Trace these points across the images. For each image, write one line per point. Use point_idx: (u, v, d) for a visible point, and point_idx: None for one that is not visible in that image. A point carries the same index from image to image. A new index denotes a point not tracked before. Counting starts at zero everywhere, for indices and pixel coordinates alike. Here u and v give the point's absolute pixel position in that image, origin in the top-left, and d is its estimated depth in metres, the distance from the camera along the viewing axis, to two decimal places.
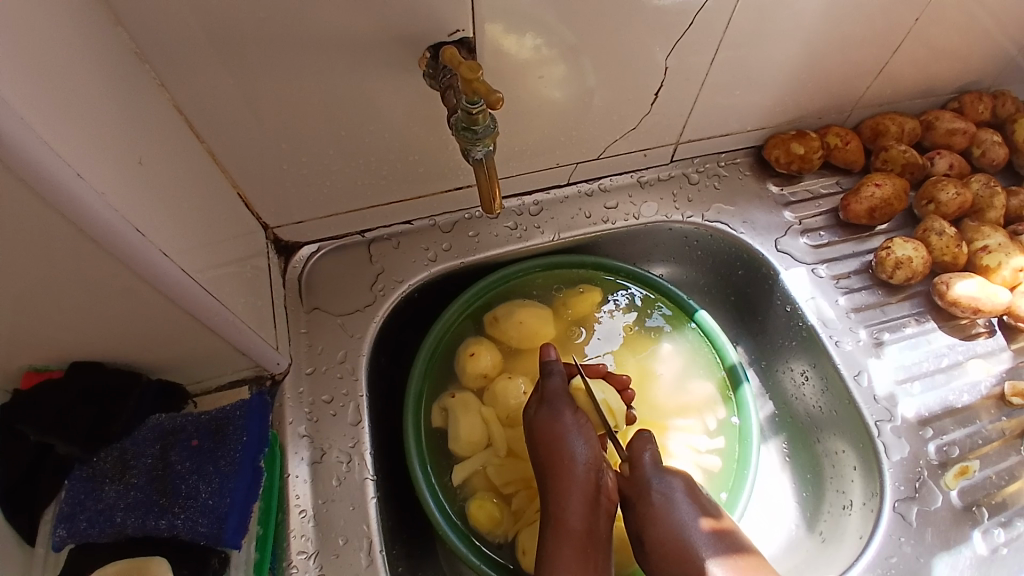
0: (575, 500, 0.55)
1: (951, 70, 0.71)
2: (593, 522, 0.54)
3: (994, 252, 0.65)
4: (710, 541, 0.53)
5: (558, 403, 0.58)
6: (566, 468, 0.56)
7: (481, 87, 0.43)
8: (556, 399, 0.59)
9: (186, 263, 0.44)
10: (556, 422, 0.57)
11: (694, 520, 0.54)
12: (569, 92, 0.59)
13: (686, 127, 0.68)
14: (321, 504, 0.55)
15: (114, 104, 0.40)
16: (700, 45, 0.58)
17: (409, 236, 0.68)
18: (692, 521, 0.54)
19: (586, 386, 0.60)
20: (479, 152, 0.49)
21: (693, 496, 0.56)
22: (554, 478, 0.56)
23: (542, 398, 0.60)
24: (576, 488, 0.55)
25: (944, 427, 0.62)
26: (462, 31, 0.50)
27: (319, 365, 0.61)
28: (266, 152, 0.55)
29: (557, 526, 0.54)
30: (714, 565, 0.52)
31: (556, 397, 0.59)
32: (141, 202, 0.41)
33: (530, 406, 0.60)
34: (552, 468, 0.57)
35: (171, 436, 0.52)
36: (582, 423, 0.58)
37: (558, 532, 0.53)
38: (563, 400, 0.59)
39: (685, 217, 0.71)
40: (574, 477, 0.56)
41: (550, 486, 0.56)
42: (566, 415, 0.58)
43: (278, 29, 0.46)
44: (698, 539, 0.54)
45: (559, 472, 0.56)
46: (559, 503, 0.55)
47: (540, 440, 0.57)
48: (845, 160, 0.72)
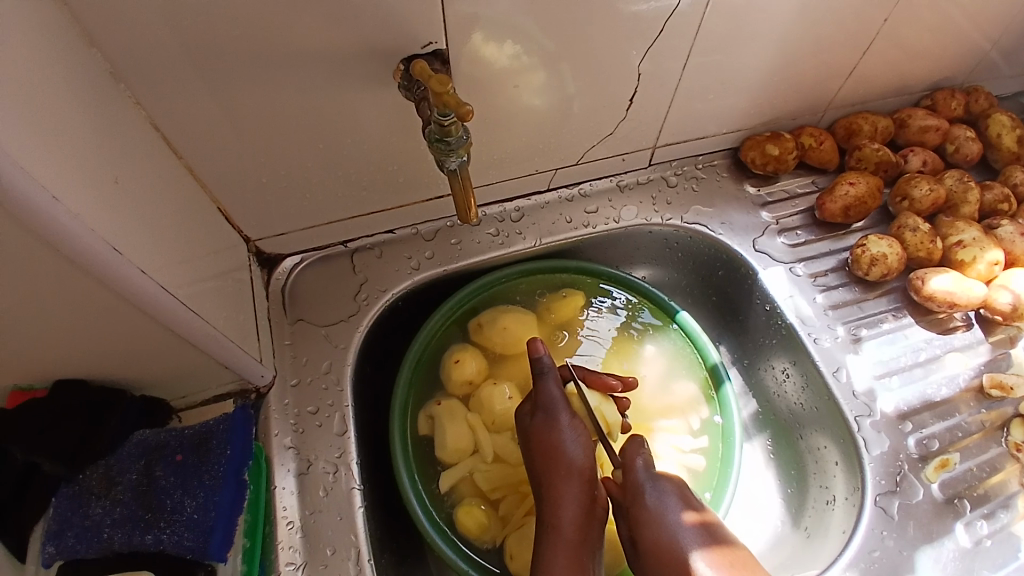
0: (569, 509, 0.55)
1: (922, 68, 0.72)
2: (587, 530, 0.55)
3: (969, 247, 0.66)
4: (696, 534, 0.54)
5: (555, 408, 0.58)
6: (564, 476, 0.56)
7: (452, 100, 0.45)
8: (553, 405, 0.58)
9: (164, 280, 0.45)
10: (553, 430, 0.57)
11: (680, 514, 0.55)
12: (544, 100, 0.60)
13: (663, 131, 0.69)
14: (308, 515, 0.55)
15: (90, 124, 0.41)
16: (673, 50, 0.59)
17: (392, 245, 0.69)
18: (678, 516, 0.54)
19: (579, 391, 0.61)
20: (453, 163, 0.50)
21: (680, 495, 0.56)
22: (549, 486, 0.56)
23: (538, 405, 0.59)
24: (572, 495, 0.56)
25: (923, 421, 0.63)
26: (435, 43, 0.51)
27: (304, 377, 0.61)
28: (245, 166, 0.56)
29: (552, 534, 0.54)
30: (697, 557, 0.52)
31: (554, 403, 0.59)
32: (117, 220, 0.41)
33: (524, 415, 0.60)
34: (548, 475, 0.57)
35: (155, 451, 0.53)
36: (579, 430, 0.58)
37: (555, 540, 0.54)
38: (560, 405, 0.58)
39: (665, 219, 0.72)
40: (569, 484, 0.56)
41: (545, 494, 0.56)
42: (564, 423, 0.58)
43: (252, 45, 0.47)
44: (685, 534, 0.54)
45: (555, 482, 0.56)
46: (554, 512, 0.55)
47: (536, 448, 0.57)
48: (819, 159, 0.74)
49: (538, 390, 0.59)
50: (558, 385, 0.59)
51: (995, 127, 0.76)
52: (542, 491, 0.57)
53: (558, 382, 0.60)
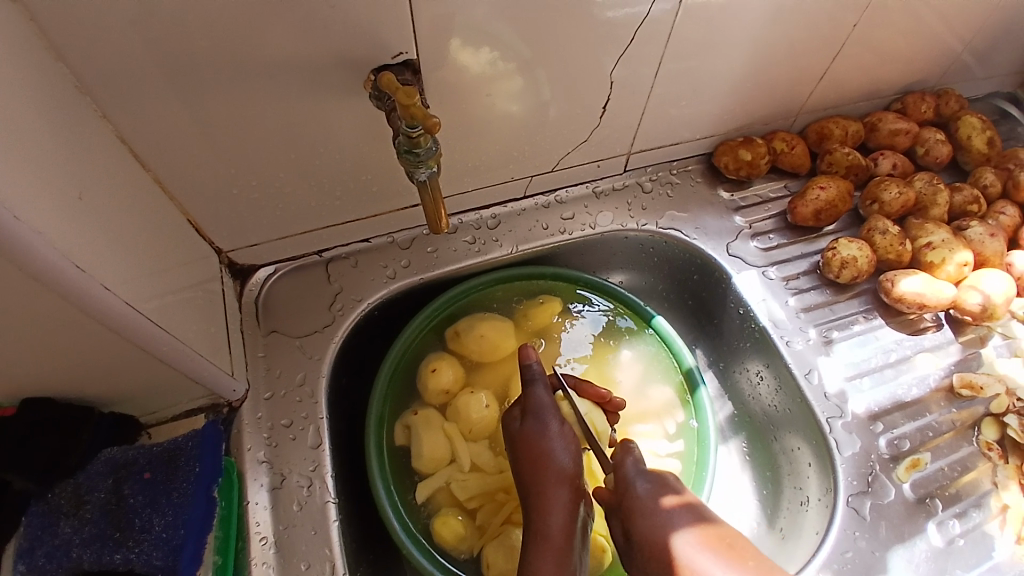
0: (559, 515, 0.55)
1: (892, 72, 0.73)
2: (575, 537, 0.55)
3: (938, 249, 0.67)
4: (680, 516, 0.54)
5: (545, 416, 0.59)
6: (553, 481, 0.56)
7: (419, 112, 0.45)
8: (543, 412, 0.59)
9: (131, 295, 0.44)
10: (542, 438, 0.58)
11: (663, 499, 0.55)
12: (518, 108, 0.60)
13: (637, 137, 0.69)
14: (282, 530, 0.55)
15: (53, 139, 0.40)
16: (644, 57, 0.60)
17: (367, 254, 0.69)
18: (661, 499, 0.55)
19: (569, 399, 0.61)
20: (423, 174, 0.50)
21: (665, 480, 0.57)
22: (536, 493, 0.56)
23: (527, 411, 0.60)
24: (560, 501, 0.56)
25: (894, 422, 0.64)
26: (405, 54, 0.51)
27: (278, 390, 0.61)
28: (215, 178, 0.55)
29: (539, 541, 0.53)
30: (683, 537, 0.53)
31: (543, 410, 0.59)
32: (82, 237, 0.41)
33: (513, 421, 0.60)
34: (537, 480, 0.57)
35: (124, 469, 0.52)
36: (568, 437, 0.59)
37: (541, 546, 0.53)
38: (550, 412, 0.59)
39: (640, 225, 0.72)
40: (558, 489, 0.56)
41: (532, 501, 0.56)
42: (554, 430, 0.58)
43: (220, 58, 0.47)
44: (670, 516, 0.54)
45: (544, 489, 0.56)
46: (543, 519, 0.55)
47: (526, 454, 0.58)
48: (791, 163, 0.74)
49: (527, 397, 0.60)
50: (547, 392, 0.60)
51: (964, 129, 0.77)
52: (530, 498, 0.56)
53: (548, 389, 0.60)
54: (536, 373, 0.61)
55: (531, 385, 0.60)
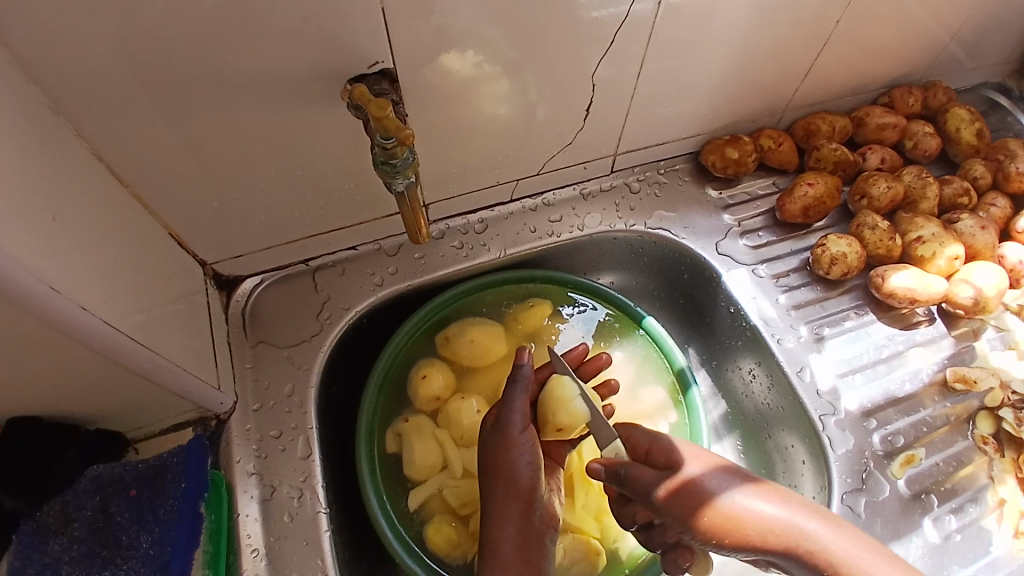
0: (512, 527, 0.53)
1: (878, 66, 0.73)
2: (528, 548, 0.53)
3: (928, 242, 0.67)
4: (715, 475, 0.49)
5: (514, 422, 0.56)
6: (517, 494, 0.54)
7: (392, 124, 0.45)
8: (513, 418, 0.57)
9: (109, 313, 0.44)
10: (509, 447, 0.55)
11: (689, 467, 0.50)
12: (500, 112, 0.60)
13: (622, 138, 0.69)
14: (273, 541, 0.55)
15: (25, 159, 0.40)
16: (626, 58, 0.59)
17: (354, 262, 0.68)
18: (687, 468, 0.50)
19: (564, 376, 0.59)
20: (400, 185, 0.50)
21: (674, 446, 0.52)
22: (491, 506, 0.54)
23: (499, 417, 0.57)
24: (512, 516, 0.53)
25: (888, 418, 0.63)
26: (381, 63, 0.51)
27: (267, 401, 0.61)
28: (196, 191, 0.55)
29: (491, 557, 0.52)
30: (732, 494, 0.47)
31: (513, 416, 0.57)
32: (57, 258, 0.40)
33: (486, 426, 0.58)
34: (494, 492, 0.55)
35: (110, 486, 0.52)
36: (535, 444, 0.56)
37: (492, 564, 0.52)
38: (520, 419, 0.57)
39: (628, 225, 0.72)
40: (513, 504, 0.54)
41: (487, 512, 0.54)
42: (523, 439, 0.56)
43: (194, 73, 0.46)
44: (702, 476, 0.49)
45: (501, 499, 0.54)
46: (496, 531, 0.53)
47: (491, 464, 0.55)
48: (778, 161, 0.74)
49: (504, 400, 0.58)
50: (526, 401, 0.58)
51: (952, 121, 0.77)
52: (486, 509, 0.54)
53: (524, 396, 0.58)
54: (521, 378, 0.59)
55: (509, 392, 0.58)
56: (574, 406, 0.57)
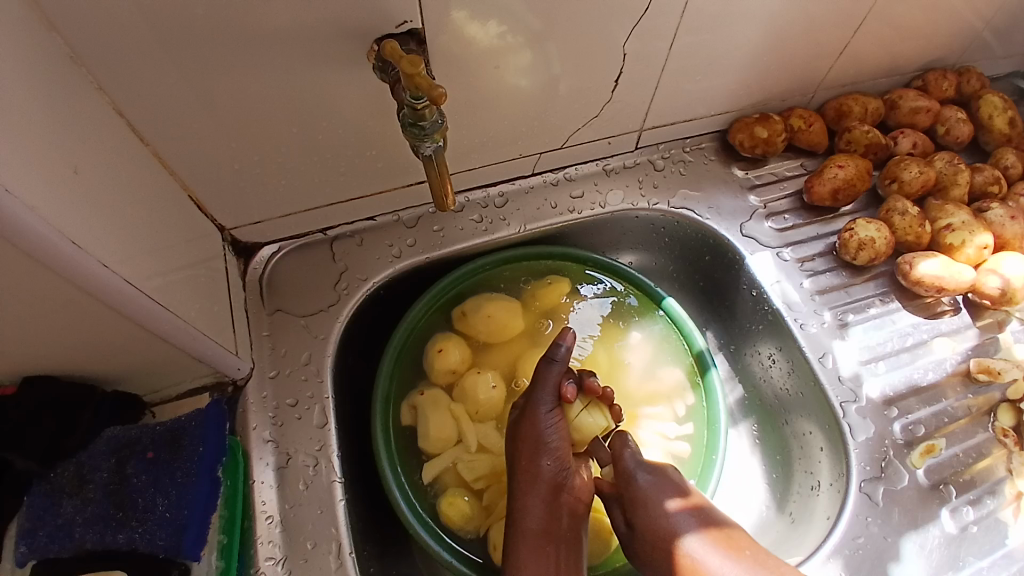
0: (536, 501, 0.56)
1: (914, 47, 0.71)
2: (553, 522, 0.56)
3: (958, 230, 0.65)
4: (687, 518, 0.56)
5: (543, 397, 0.58)
6: (542, 469, 0.57)
7: (424, 82, 0.43)
8: (544, 392, 0.58)
9: (128, 272, 0.43)
10: (536, 425, 0.57)
11: (668, 501, 0.56)
12: (528, 82, 0.58)
13: (650, 113, 0.67)
14: (288, 509, 0.55)
15: (46, 110, 0.39)
16: (659, 29, 0.58)
17: (373, 232, 0.67)
18: (665, 502, 0.56)
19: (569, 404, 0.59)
20: (428, 148, 0.48)
21: (670, 481, 0.57)
22: (517, 478, 0.57)
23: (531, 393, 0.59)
24: (539, 489, 0.56)
25: (909, 407, 0.63)
26: (409, 23, 0.49)
27: (283, 368, 0.60)
28: (216, 153, 0.54)
29: (515, 526, 0.55)
30: (691, 540, 0.55)
31: (544, 392, 0.58)
32: (78, 213, 0.39)
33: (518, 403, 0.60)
34: (521, 470, 0.57)
35: (127, 448, 0.52)
36: (559, 423, 0.58)
37: (516, 532, 0.55)
38: (548, 395, 0.58)
39: (651, 204, 0.70)
40: (539, 478, 0.56)
41: (514, 484, 0.57)
42: (551, 418, 0.58)
43: (218, 26, 0.45)
44: (676, 520, 0.56)
45: (524, 476, 0.57)
46: (521, 504, 0.56)
47: (519, 440, 0.58)
48: (808, 142, 0.72)
49: (541, 374, 0.59)
50: (560, 379, 0.59)
51: (986, 108, 0.75)
52: (512, 481, 0.58)
53: (557, 382, 0.59)
54: (556, 368, 0.59)
55: (541, 376, 0.59)
56: (581, 421, 0.60)
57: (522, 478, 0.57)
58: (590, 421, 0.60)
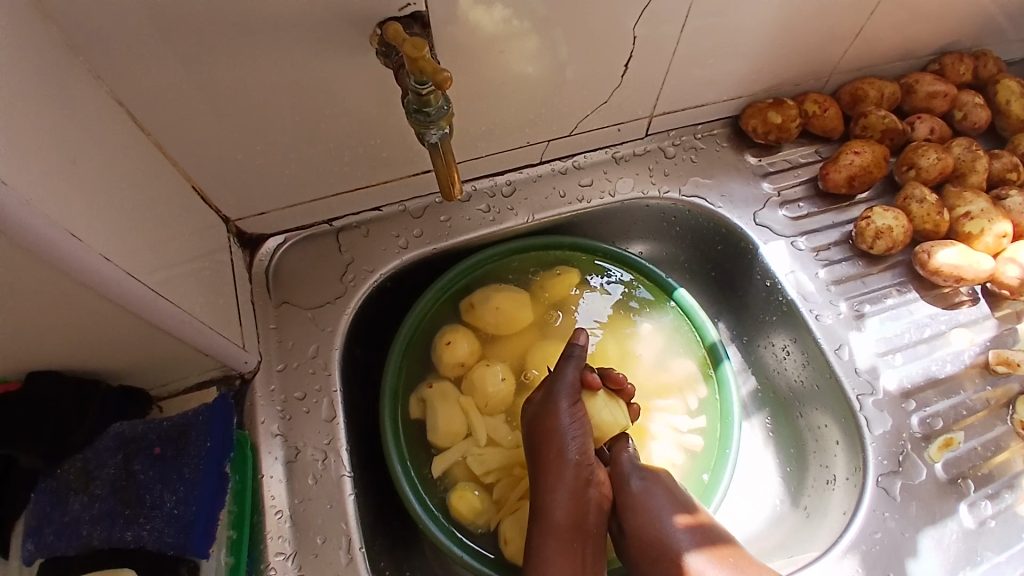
0: (563, 494, 0.55)
1: (932, 29, 0.69)
2: (579, 516, 0.55)
3: (977, 218, 0.64)
4: (689, 536, 0.55)
5: (560, 390, 0.57)
6: (571, 462, 0.56)
7: (428, 66, 0.41)
8: (561, 386, 0.57)
9: (131, 266, 0.42)
10: (553, 417, 0.56)
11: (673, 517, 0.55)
12: (536, 68, 0.57)
13: (660, 99, 0.66)
14: (298, 504, 0.54)
15: (43, 100, 0.38)
16: (671, 12, 0.56)
17: (378, 223, 0.66)
18: (668, 519, 0.55)
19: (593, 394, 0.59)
20: (433, 136, 0.47)
21: (670, 495, 0.56)
22: (545, 471, 0.56)
23: (549, 387, 0.58)
24: (566, 484, 0.55)
25: (927, 399, 0.62)
26: (413, 5, 0.47)
27: (290, 362, 0.60)
28: (219, 142, 0.52)
29: (541, 521, 0.54)
30: (693, 556, 0.54)
31: (562, 385, 0.57)
32: (77, 204, 0.38)
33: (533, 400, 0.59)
34: (545, 464, 0.56)
35: (133, 444, 0.51)
36: (580, 416, 0.57)
37: (543, 526, 0.54)
38: (567, 388, 0.57)
39: (662, 192, 0.69)
40: (568, 470, 0.56)
41: (542, 477, 0.56)
42: (579, 410, 0.57)
43: (219, 10, 0.43)
44: (678, 537, 0.55)
45: (548, 470, 0.56)
46: (546, 498, 0.55)
47: (543, 434, 0.56)
48: (823, 127, 0.70)
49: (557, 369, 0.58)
50: (579, 373, 0.58)
51: (1003, 93, 0.73)
52: (539, 474, 0.56)
53: (579, 373, 0.58)
54: (576, 361, 0.59)
55: (563, 368, 0.58)
56: (601, 418, 0.59)
57: (551, 472, 0.55)
58: (610, 417, 0.59)
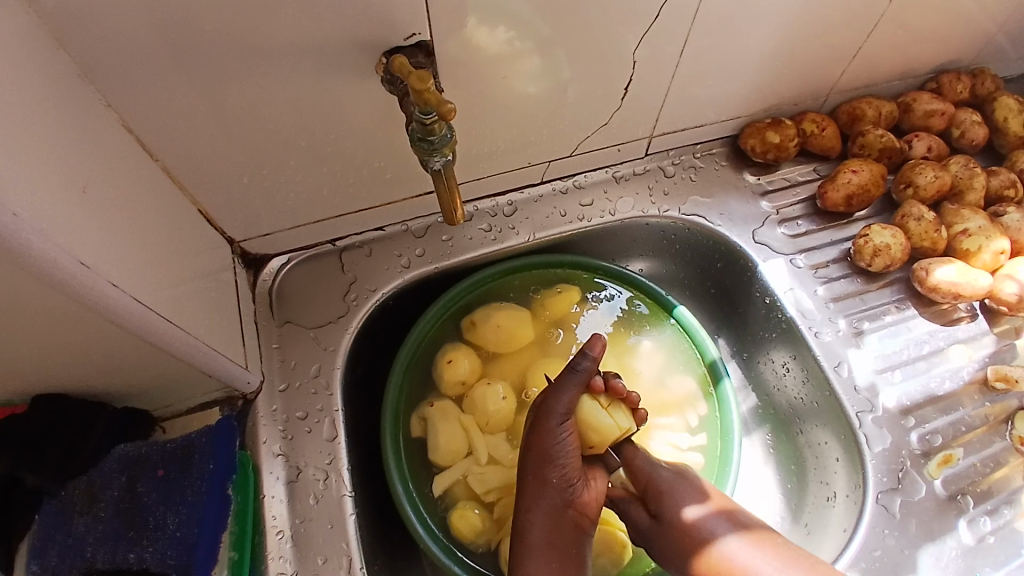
0: (540, 515, 0.55)
1: (929, 49, 0.69)
2: (558, 537, 0.55)
3: (974, 235, 0.64)
4: (717, 522, 0.56)
5: (549, 411, 0.56)
6: (549, 484, 0.55)
7: (433, 98, 0.42)
8: (552, 407, 0.56)
9: (138, 290, 0.43)
10: (541, 438, 0.55)
11: (693, 507, 0.57)
12: (537, 90, 0.58)
13: (660, 120, 0.67)
14: (298, 523, 0.54)
15: (56, 129, 0.39)
16: (669, 35, 0.57)
17: (381, 242, 0.67)
18: (692, 508, 0.57)
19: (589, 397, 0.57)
20: (437, 162, 0.48)
21: (693, 483, 0.58)
22: (524, 491, 0.56)
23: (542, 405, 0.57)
24: (543, 505, 0.55)
25: (926, 416, 0.62)
26: (417, 35, 0.48)
27: (292, 381, 0.60)
28: (225, 166, 0.53)
29: (518, 539, 0.55)
30: (728, 542, 0.55)
31: (554, 406, 0.56)
32: (87, 232, 0.39)
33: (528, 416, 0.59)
34: (527, 482, 0.56)
35: (137, 465, 0.51)
36: (567, 438, 0.56)
37: (520, 545, 0.54)
38: (557, 409, 0.56)
39: (662, 211, 0.70)
40: (546, 492, 0.55)
41: (521, 496, 0.56)
42: (562, 431, 0.55)
43: (227, 40, 0.44)
44: (709, 524, 0.56)
45: (529, 489, 0.56)
46: (524, 518, 0.55)
47: (527, 452, 0.56)
48: (821, 146, 0.71)
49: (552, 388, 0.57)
50: (574, 393, 0.56)
51: (1001, 111, 0.74)
52: (520, 493, 0.57)
53: (572, 390, 0.56)
54: (579, 375, 0.56)
55: (559, 384, 0.57)
56: (600, 422, 0.57)
57: (528, 493, 0.56)
58: (608, 422, 0.57)
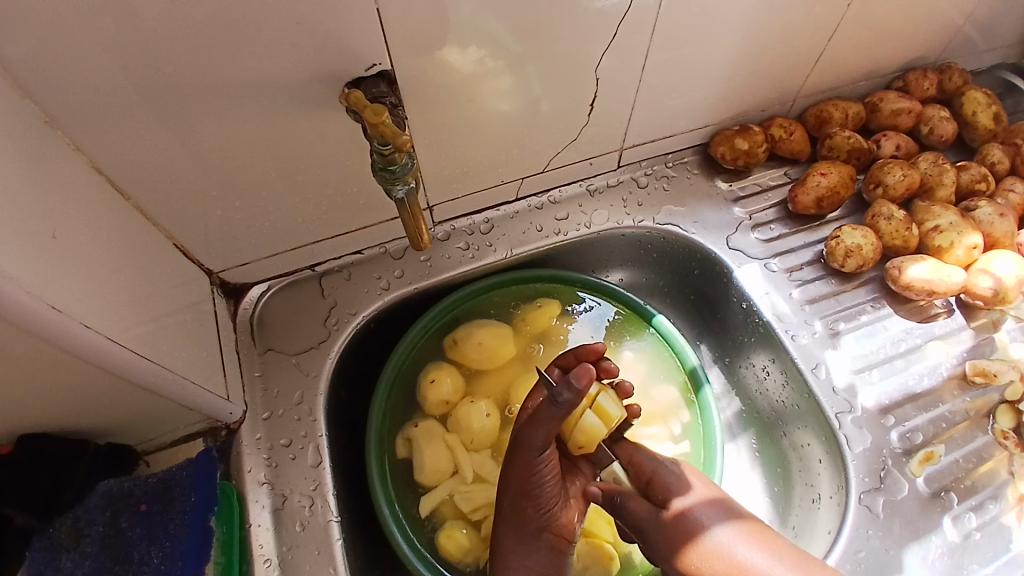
0: (514, 538, 0.55)
1: (893, 48, 0.70)
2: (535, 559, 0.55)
3: (946, 232, 0.65)
4: (709, 512, 0.53)
5: (527, 443, 0.54)
6: (524, 514, 0.55)
7: (388, 131, 0.44)
8: (529, 437, 0.54)
9: (113, 330, 0.44)
10: (517, 465, 0.55)
11: (684, 497, 0.54)
12: (504, 109, 0.58)
13: (629, 132, 0.67)
14: (286, 551, 0.55)
15: (23, 178, 0.40)
16: (631, 49, 0.58)
17: (360, 265, 0.68)
18: (682, 499, 0.54)
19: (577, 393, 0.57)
20: (400, 191, 0.50)
21: (680, 477, 0.55)
22: (501, 514, 0.56)
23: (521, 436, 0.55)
24: (518, 529, 0.55)
25: (906, 414, 0.62)
26: (379, 65, 0.50)
27: (276, 409, 0.61)
28: (197, 201, 0.54)
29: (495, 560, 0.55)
30: (718, 533, 0.51)
31: (531, 439, 0.54)
32: (58, 278, 0.40)
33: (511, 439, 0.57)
34: (505, 506, 0.56)
35: (121, 501, 0.53)
36: (541, 468, 0.54)
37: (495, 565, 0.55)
38: (534, 439, 0.54)
39: (637, 221, 0.70)
40: (522, 519, 0.55)
41: (498, 517, 0.57)
42: (539, 464, 0.54)
43: (190, 80, 0.45)
44: (701, 514, 0.53)
45: (507, 512, 0.56)
46: (501, 541, 0.55)
47: (506, 478, 0.56)
48: (791, 150, 0.72)
49: (532, 420, 0.55)
50: (549, 427, 0.54)
51: (970, 105, 0.75)
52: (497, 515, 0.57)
53: (550, 425, 0.54)
54: (554, 411, 0.53)
55: (538, 416, 0.54)
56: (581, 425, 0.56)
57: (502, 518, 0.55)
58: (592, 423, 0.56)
